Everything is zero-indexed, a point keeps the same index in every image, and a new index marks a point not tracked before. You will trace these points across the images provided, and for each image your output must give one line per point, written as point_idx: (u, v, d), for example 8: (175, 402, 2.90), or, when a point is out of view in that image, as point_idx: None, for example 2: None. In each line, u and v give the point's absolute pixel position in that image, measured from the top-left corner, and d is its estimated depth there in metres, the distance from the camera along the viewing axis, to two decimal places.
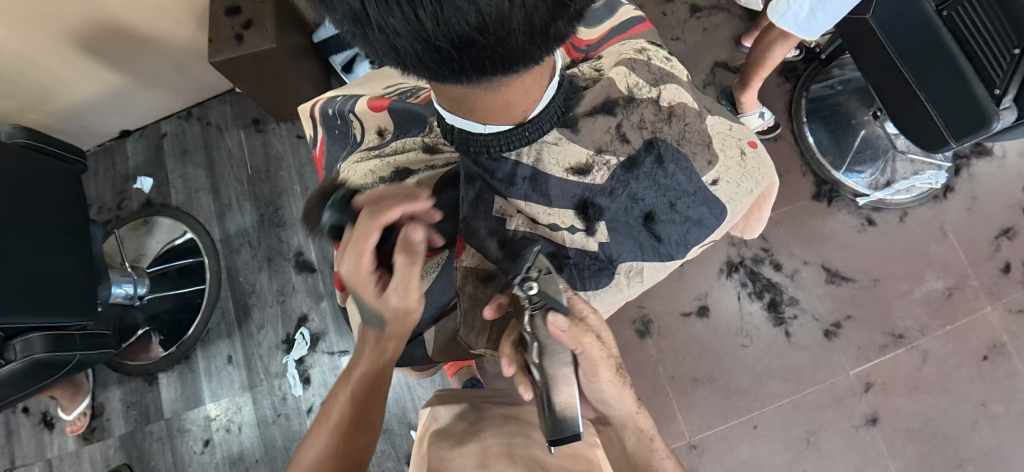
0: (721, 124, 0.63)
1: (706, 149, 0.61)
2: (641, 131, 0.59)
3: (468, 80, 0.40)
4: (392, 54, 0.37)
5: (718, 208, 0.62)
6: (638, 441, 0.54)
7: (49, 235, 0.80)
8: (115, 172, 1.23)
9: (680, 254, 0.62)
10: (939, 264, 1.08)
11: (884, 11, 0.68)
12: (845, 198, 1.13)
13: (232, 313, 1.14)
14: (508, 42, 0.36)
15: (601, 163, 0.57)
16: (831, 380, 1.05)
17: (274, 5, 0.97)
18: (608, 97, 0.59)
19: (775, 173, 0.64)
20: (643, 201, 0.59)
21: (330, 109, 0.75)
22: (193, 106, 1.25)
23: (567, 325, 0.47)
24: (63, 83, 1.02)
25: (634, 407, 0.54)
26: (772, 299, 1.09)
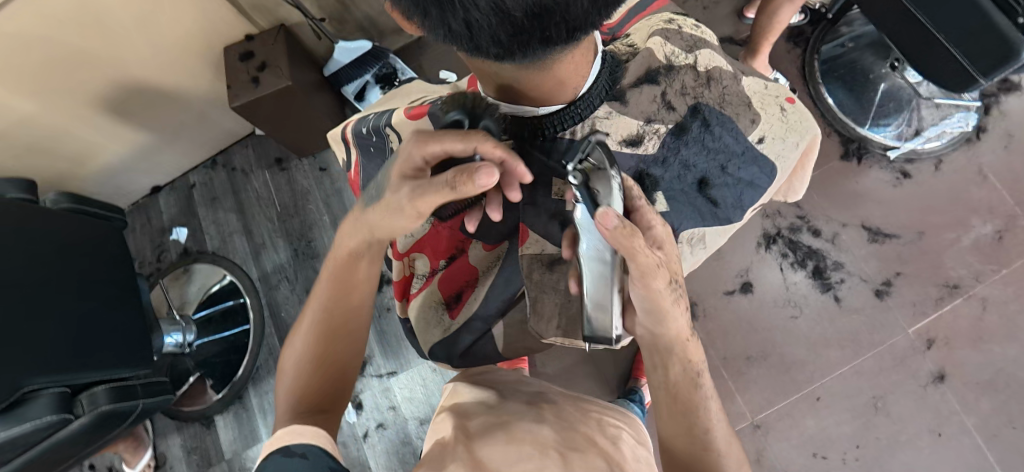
0: (756, 83, 0.64)
1: (748, 108, 0.62)
2: (684, 98, 0.61)
3: (533, 52, 0.42)
4: (464, 31, 0.39)
5: (768, 166, 0.63)
6: (684, 366, 0.52)
7: (101, 290, 0.83)
8: (151, 227, 1.27)
9: (737, 216, 0.64)
10: (984, 208, 1.05)
11: None
12: (876, 154, 1.10)
13: (279, 348, 1.16)
14: (573, 6, 0.37)
15: (651, 132, 0.60)
16: (890, 341, 1.02)
17: (285, 45, 1.00)
18: (649, 67, 0.61)
19: (818, 126, 0.64)
20: (694, 167, 0.61)
21: (363, 127, 0.77)
22: (217, 154, 1.29)
23: (615, 224, 0.42)
24: (94, 145, 1.07)
25: (686, 332, 0.52)
26: (816, 266, 1.07)
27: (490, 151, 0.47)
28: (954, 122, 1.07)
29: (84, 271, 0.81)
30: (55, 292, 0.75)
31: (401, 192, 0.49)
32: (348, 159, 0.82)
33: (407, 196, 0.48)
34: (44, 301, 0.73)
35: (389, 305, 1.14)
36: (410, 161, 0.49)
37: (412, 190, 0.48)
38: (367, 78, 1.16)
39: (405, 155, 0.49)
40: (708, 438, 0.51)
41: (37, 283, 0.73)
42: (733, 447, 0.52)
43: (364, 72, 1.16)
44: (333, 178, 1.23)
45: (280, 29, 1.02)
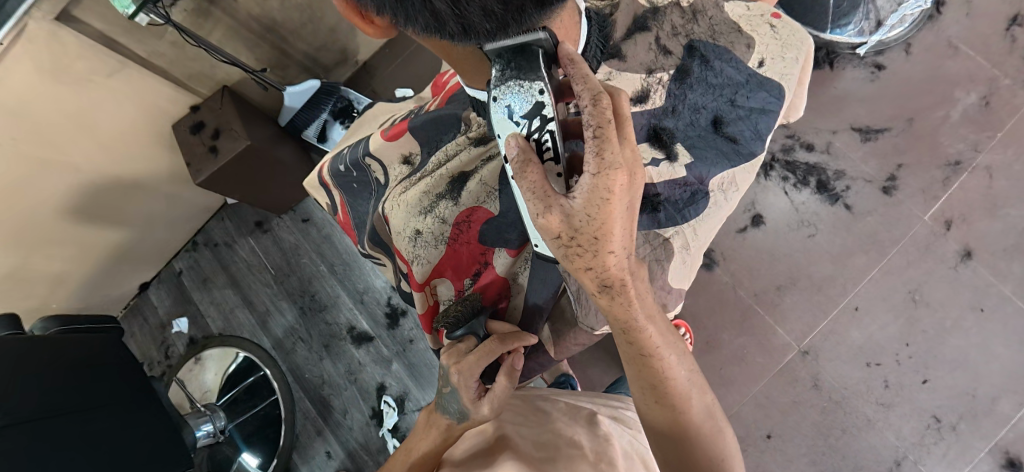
0: (739, 7, 0.62)
1: (739, 34, 0.60)
2: (677, 39, 0.59)
3: (527, 18, 0.41)
4: (452, 9, 0.37)
5: (776, 88, 0.60)
6: (612, 320, 0.49)
7: (115, 401, 0.79)
8: (150, 325, 1.24)
9: (760, 147, 0.61)
10: (964, 78, 1.04)
11: None
12: (846, 55, 1.09)
13: (314, 410, 1.12)
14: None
15: (655, 83, 0.58)
16: (909, 233, 1.01)
17: (235, 107, 0.98)
18: (636, 15, 0.60)
19: (809, 35, 0.62)
20: (705, 108, 0.59)
21: (341, 165, 0.74)
22: (195, 235, 1.25)
23: (517, 150, 0.42)
24: (66, 260, 1.02)
25: (593, 288, 0.46)
26: (819, 181, 1.06)
27: (517, 342, 0.56)
28: (911, 5, 0.99)
29: (95, 388, 0.78)
30: (73, 417, 0.72)
31: (481, 409, 0.53)
32: (332, 201, 0.79)
33: (490, 409, 0.53)
34: (61, 430, 0.69)
35: (412, 337, 1.12)
36: (464, 392, 0.53)
37: (489, 402, 0.53)
38: (325, 117, 1.14)
39: (456, 388, 0.53)
40: (662, 392, 0.51)
41: (54, 411, 0.70)
42: (692, 395, 0.52)
43: (321, 112, 1.12)
44: (318, 225, 1.20)
45: (223, 91, 0.99)
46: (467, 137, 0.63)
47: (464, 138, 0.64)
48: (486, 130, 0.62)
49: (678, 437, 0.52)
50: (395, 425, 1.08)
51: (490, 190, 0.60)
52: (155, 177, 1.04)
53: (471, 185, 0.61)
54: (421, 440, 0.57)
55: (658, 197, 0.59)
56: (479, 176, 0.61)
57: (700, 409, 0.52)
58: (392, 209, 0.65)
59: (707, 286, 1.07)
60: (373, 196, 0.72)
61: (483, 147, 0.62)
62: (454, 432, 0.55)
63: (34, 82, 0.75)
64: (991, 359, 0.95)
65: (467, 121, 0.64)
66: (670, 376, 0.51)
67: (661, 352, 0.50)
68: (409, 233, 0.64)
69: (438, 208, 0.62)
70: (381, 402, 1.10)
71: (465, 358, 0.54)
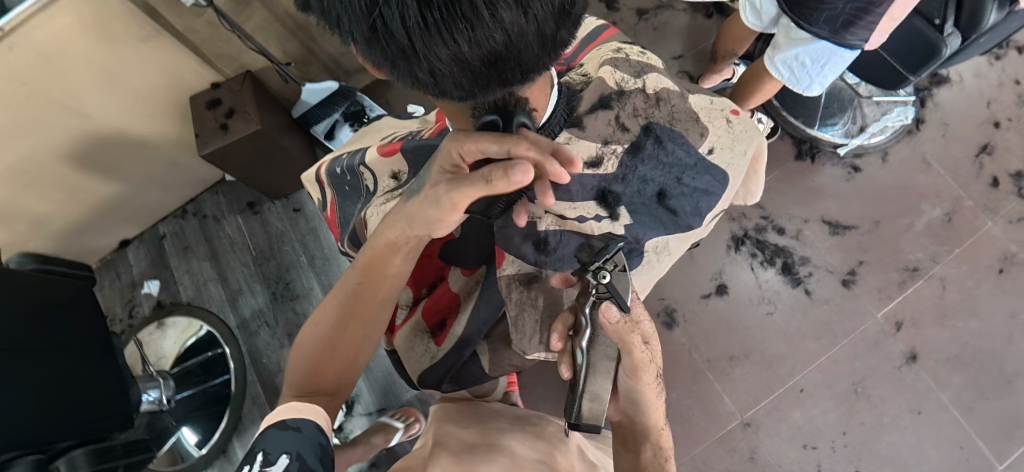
0: (702, 100, 0.68)
1: (695, 123, 0.66)
2: (636, 119, 0.64)
3: (495, 94, 0.47)
4: (431, 81, 0.44)
5: (721, 175, 0.66)
6: (657, 448, 0.57)
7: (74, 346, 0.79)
8: (121, 282, 1.25)
9: (697, 222, 0.67)
10: (931, 193, 1.12)
11: (894, 45, 0.81)
12: (827, 152, 1.17)
13: (263, 396, 1.14)
14: (525, 54, 0.42)
15: (609, 153, 0.63)
16: (861, 327, 1.06)
17: (253, 91, 1.02)
18: (602, 93, 0.64)
19: (762, 135, 0.68)
20: (652, 181, 0.65)
21: (337, 167, 0.79)
22: (187, 203, 1.28)
23: (617, 319, 0.51)
24: (56, 204, 1.04)
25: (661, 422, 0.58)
26: (785, 263, 1.12)
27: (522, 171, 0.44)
28: (894, 116, 1.13)
29: (59, 329, 0.78)
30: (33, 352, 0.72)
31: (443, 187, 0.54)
32: (323, 198, 0.83)
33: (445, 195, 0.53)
34: (16, 366, 0.69)
35: None
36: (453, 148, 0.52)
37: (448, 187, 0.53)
38: (336, 117, 1.19)
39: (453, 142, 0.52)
40: None
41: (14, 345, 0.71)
42: None
43: (333, 112, 1.18)
44: (308, 218, 1.23)
45: (247, 75, 1.04)
46: None
47: None
48: None
49: None
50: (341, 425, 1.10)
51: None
52: (162, 141, 1.08)
53: None
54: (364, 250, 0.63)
55: None
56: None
57: None
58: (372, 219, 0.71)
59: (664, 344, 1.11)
60: (362, 200, 0.77)
61: None
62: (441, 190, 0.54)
63: (70, 34, 0.79)
64: (921, 460, 0.99)
65: None
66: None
67: None
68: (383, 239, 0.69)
69: None
70: None
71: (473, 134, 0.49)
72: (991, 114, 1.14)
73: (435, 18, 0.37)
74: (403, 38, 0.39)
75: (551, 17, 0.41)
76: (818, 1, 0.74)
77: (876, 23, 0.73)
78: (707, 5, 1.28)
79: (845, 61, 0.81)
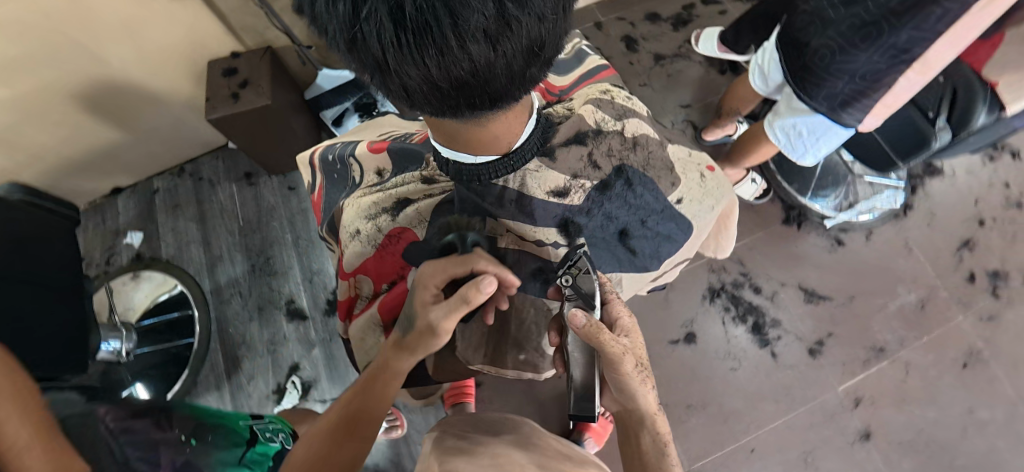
0: (680, 152, 0.72)
1: (669, 173, 0.68)
2: (609, 159, 0.64)
3: (462, 115, 0.49)
4: (400, 93, 0.46)
5: (685, 224, 0.71)
6: (654, 436, 0.60)
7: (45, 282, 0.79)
8: (105, 228, 1.25)
9: (653, 265, 0.72)
10: (909, 278, 1.14)
11: (887, 132, 0.83)
12: (814, 222, 1.20)
13: (222, 365, 1.13)
14: (492, 83, 0.45)
15: (577, 187, 0.62)
16: (821, 397, 1.08)
17: (270, 66, 1.04)
18: (579, 129, 0.64)
19: (731, 192, 0.74)
20: (617, 219, 0.65)
21: (330, 154, 0.83)
22: (186, 162, 1.30)
23: (583, 321, 0.55)
24: (58, 141, 1.05)
25: (654, 408, 0.60)
26: (756, 322, 1.13)
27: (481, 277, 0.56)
28: (884, 198, 1.16)
29: (34, 262, 0.78)
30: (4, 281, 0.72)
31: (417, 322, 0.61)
32: (313, 181, 0.86)
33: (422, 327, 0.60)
34: None
35: None
36: (425, 292, 0.60)
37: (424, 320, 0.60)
38: (347, 105, 1.21)
39: (422, 284, 0.61)
40: None
41: None
42: None
43: (345, 100, 1.20)
44: (300, 198, 1.25)
45: (267, 50, 1.06)
46: (420, 173, 0.70)
47: (418, 174, 0.71)
48: (434, 173, 0.69)
49: None
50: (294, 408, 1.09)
51: (422, 219, 0.68)
52: (174, 98, 1.10)
53: (407, 213, 0.68)
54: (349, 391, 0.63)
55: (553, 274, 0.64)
56: (417, 206, 0.68)
57: None
58: (346, 208, 0.74)
59: None
60: (345, 190, 0.80)
61: (427, 186, 0.69)
62: (434, 322, 0.58)
63: None
64: None
65: (424, 162, 0.71)
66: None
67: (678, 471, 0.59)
68: (352, 230, 0.73)
69: (379, 219, 0.71)
70: (289, 381, 1.11)
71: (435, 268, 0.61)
72: (977, 212, 1.17)
73: (406, 40, 0.40)
74: (377, 52, 0.41)
75: (520, 54, 0.44)
76: (821, 79, 0.77)
77: (871, 107, 0.76)
78: (722, 61, 1.32)
79: (840, 137, 0.84)
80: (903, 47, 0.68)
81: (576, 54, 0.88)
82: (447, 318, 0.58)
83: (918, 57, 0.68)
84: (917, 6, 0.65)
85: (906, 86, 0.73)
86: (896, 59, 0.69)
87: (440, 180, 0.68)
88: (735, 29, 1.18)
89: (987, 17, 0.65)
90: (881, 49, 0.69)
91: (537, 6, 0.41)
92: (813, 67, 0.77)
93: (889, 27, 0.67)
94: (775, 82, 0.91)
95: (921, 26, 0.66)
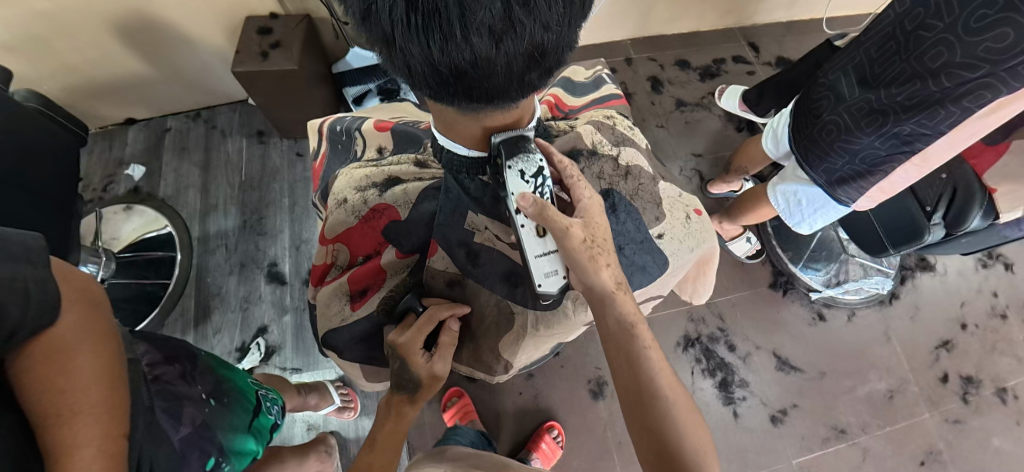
0: (671, 190, 0.74)
1: (655, 207, 0.71)
2: (599, 181, 0.68)
3: (459, 104, 0.51)
4: (403, 71, 0.47)
5: (661, 259, 0.70)
6: (621, 322, 0.61)
7: (50, 192, 0.79)
8: (109, 155, 1.26)
9: None
10: (882, 365, 1.14)
11: (885, 216, 0.84)
12: (799, 292, 1.21)
13: (192, 312, 1.13)
14: (491, 79, 0.47)
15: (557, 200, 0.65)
16: (774, 466, 1.07)
17: (304, 33, 1.06)
18: (574, 147, 0.69)
19: (716, 240, 0.73)
20: None
21: (338, 125, 0.85)
22: (203, 109, 1.31)
23: (530, 200, 0.56)
24: (85, 61, 1.07)
25: (613, 285, 0.61)
26: (724, 379, 1.13)
27: (453, 309, 0.65)
28: (874, 283, 1.17)
29: (40, 171, 0.78)
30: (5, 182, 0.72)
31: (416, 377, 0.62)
32: (317, 150, 0.88)
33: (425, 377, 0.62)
34: None
35: None
36: (413, 357, 0.62)
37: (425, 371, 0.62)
38: (370, 86, 1.22)
39: (408, 354, 0.61)
40: (643, 390, 0.58)
41: None
42: (667, 387, 0.58)
43: (369, 81, 1.21)
44: (305, 166, 1.26)
45: (305, 19, 1.08)
46: (415, 157, 0.74)
47: (414, 157, 0.75)
48: (427, 159, 0.73)
49: (653, 417, 0.57)
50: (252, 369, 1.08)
51: (407, 199, 0.69)
52: (206, 44, 1.11)
53: (394, 190, 0.70)
54: (365, 450, 0.63)
55: (521, 279, 0.67)
56: (406, 186, 0.70)
57: (677, 401, 0.58)
58: (340, 176, 0.77)
59: (586, 412, 1.06)
60: (345, 163, 0.82)
61: (418, 170, 0.73)
62: (439, 370, 0.63)
63: None
64: None
65: (423, 147, 0.76)
66: (642, 351, 0.60)
67: (645, 343, 0.60)
68: (339, 198, 0.74)
69: (367, 192, 0.72)
70: (254, 342, 1.11)
71: (404, 335, 0.62)
72: (961, 314, 1.18)
73: (417, 22, 0.41)
74: (387, 28, 0.42)
75: (521, 58, 0.45)
76: (824, 152, 0.80)
77: (866, 190, 0.80)
78: (740, 119, 1.35)
79: (837, 213, 0.88)
80: (905, 139, 0.72)
81: (594, 79, 0.90)
82: (446, 362, 0.64)
83: (919, 152, 0.72)
84: (925, 105, 0.67)
85: (903, 178, 0.76)
86: (898, 148, 0.73)
87: (432, 167, 0.72)
88: (758, 90, 1.20)
89: (990, 124, 0.68)
90: (883, 136, 0.73)
91: (544, 15, 0.43)
92: (820, 138, 0.80)
93: (894, 117, 0.70)
94: (784, 149, 0.94)
95: (926, 122, 0.68)
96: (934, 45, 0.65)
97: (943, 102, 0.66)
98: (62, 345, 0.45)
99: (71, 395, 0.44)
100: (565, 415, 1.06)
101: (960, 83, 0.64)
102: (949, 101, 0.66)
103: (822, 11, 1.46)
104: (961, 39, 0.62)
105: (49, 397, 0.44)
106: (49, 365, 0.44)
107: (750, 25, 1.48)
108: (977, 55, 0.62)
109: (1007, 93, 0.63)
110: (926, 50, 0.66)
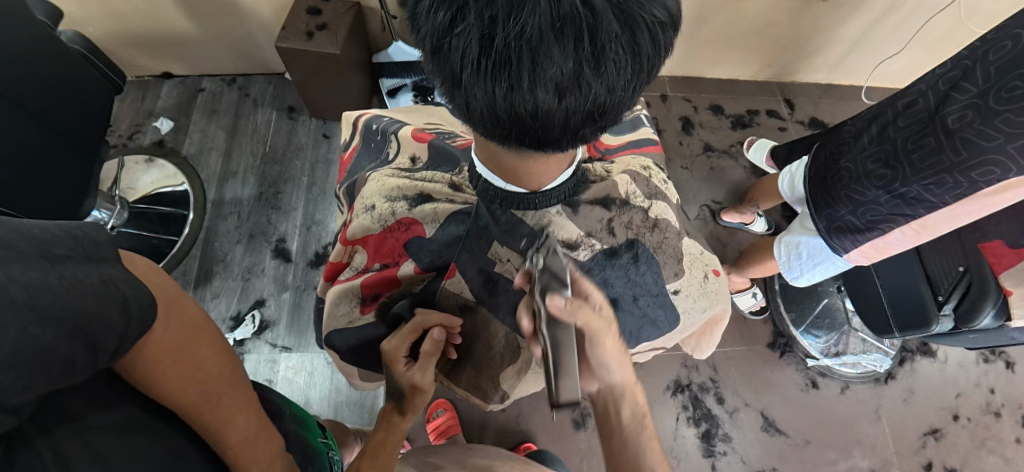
0: (694, 247, 0.75)
1: (676, 263, 0.71)
2: (627, 230, 0.69)
3: (509, 146, 0.51)
4: (462, 108, 0.47)
5: (673, 316, 0.71)
6: (630, 418, 0.57)
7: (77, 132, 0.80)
8: (141, 105, 1.28)
9: (630, 345, 0.72)
10: (868, 444, 1.13)
11: (893, 300, 0.81)
12: (796, 356, 1.20)
13: (194, 273, 1.13)
14: (547, 130, 0.46)
15: (587, 245, 0.66)
16: None
17: (352, 20, 1.07)
18: (608, 195, 0.68)
19: (728, 303, 0.75)
20: (611, 287, 0.68)
21: (375, 124, 0.86)
22: (239, 75, 1.33)
23: (566, 302, 0.48)
24: (134, 10, 1.08)
25: (632, 379, 0.58)
26: (707, 430, 1.12)
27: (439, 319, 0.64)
28: (871, 359, 1.17)
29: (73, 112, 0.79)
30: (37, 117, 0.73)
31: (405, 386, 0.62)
32: (350, 142, 0.90)
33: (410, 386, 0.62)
34: None
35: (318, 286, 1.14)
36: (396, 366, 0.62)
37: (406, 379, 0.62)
38: (406, 81, 1.21)
39: (390, 361, 0.62)
40: None
41: None
42: None
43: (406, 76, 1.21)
44: (330, 148, 1.27)
45: (355, 6, 1.09)
46: (451, 178, 0.72)
47: (449, 177, 0.73)
48: (462, 182, 0.71)
49: None
50: (243, 341, 1.08)
51: (435, 219, 0.70)
52: (254, 15, 1.12)
53: (422, 210, 0.70)
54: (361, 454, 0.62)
55: None
56: (436, 205, 0.70)
57: None
58: (369, 182, 0.77)
59: (564, 441, 1.05)
60: (375, 163, 0.83)
61: (451, 191, 0.71)
62: (420, 381, 0.62)
63: None
64: None
65: (459, 168, 0.73)
66: (644, 458, 0.56)
67: (652, 445, 0.57)
68: (367, 205, 0.74)
69: (396, 204, 0.72)
70: (249, 313, 1.11)
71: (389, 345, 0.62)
72: (954, 405, 1.17)
73: (485, 65, 0.42)
74: (456, 65, 0.43)
75: (581, 114, 0.45)
76: (831, 198, 0.82)
77: (861, 243, 0.81)
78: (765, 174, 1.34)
79: (836, 268, 0.90)
80: (910, 199, 0.72)
81: (632, 119, 0.90)
82: (426, 373, 0.62)
83: (919, 217, 0.73)
84: (935, 170, 0.68)
85: (898, 239, 0.77)
86: (899, 208, 0.74)
87: (466, 192, 0.70)
88: (788, 148, 1.20)
89: (997, 203, 0.69)
90: (889, 190, 0.74)
91: (612, 77, 0.43)
92: (832, 184, 0.82)
93: (902, 177, 0.71)
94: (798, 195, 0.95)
95: (933, 187, 0.69)
96: (960, 109, 0.65)
97: (951, 170, 0.67)
98: (178, 347, 0.43)
99: (213, 383, 0.46)
100: (544, 441, 1.05)
101: (973, 154, 0.64)
102: (958, 170, 0.66)
103: (864, 79, 1.46)
104: (988, 107, 0.62)
105: (191, 392, 0.45)
106: (178, 367, 0.43)
107: (790, 81, 1.48)
108: (992, 127, 0.62)
109: (1015, 172, 0.63)
110: (951, 112, 0.66)
